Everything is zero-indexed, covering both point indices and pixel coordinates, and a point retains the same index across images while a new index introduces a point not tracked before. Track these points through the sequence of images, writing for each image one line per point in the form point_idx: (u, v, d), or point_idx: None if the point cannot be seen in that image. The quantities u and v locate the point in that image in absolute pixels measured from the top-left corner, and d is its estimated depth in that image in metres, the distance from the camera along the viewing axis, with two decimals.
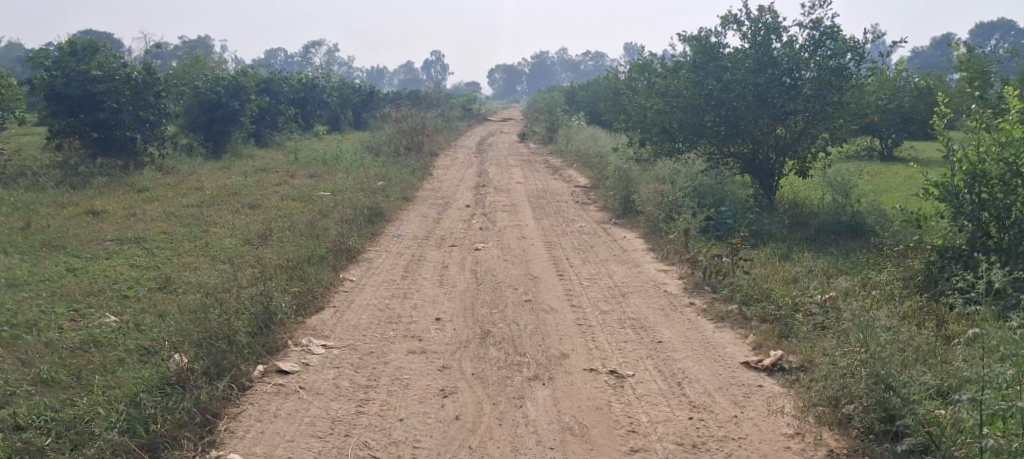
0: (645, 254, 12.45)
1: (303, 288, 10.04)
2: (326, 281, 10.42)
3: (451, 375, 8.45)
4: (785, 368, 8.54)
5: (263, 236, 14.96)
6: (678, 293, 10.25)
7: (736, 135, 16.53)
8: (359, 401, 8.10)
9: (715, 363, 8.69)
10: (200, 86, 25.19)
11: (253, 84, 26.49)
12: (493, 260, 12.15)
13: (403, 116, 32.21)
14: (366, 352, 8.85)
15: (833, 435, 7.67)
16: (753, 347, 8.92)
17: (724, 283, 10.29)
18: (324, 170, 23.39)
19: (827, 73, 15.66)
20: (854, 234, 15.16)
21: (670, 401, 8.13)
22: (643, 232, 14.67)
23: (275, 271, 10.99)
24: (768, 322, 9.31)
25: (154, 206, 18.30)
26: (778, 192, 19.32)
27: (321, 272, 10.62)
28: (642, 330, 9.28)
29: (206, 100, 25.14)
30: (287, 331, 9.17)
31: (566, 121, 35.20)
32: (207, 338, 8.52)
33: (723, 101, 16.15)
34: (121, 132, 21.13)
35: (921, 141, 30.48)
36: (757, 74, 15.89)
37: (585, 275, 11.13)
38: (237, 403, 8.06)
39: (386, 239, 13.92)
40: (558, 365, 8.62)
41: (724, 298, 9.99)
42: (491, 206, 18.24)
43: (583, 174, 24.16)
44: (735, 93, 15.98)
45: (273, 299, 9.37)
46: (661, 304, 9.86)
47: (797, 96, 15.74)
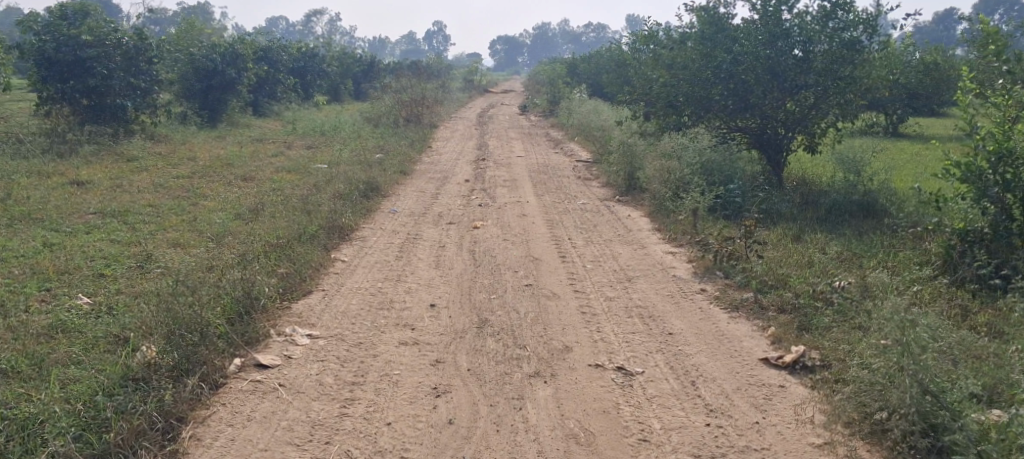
0: (651, 234, 11.87)
1: (290, 270, 9.46)
2: (314, 261, 9.85)
3: (445, 372, 7.91)
4: (808, 366, 7.99)
5: (254, 211, 14.36)
6: (688, 278, 9.68)
7: (745, 110, 15.90)
8: (344, 401, 7.55)
9: (731, 359, 8.14)
10: (195, 53, 24.49)
11: (250, 52, 25.85)
12: (491, 240, 11.57)
13: (402, 86, 31.53)
14: (353, 343, 8.30)
15: (866, 446, 7.11)
16: (771, 342, 8.36)
17: (737, 269, 9.70)
18: (320, 141, 22.75)
19: (840, 46, 14.98)
20: (868, 214, 14.55)
21: (685, 405, 7.57)
22: (649, 210, 14.07)
23: (262, 250, 10.42)
24: (786, 313, 8.74)
25: (142, 177, 17.69)
26: (787, 169, 18.72)
27: (309, 252, 10.06)
28: (651, 320, 8.72)
29: (201, 67, 24.46)
30: (269, 319, 8.62)
31: (568, 93, 34.50)
32: (179, 329, 7.84)
33: (732, 74, 15.52)
34: (113, 99, 20.49)
35: (930, 117, 29.83)
36: (768, 46, 15.24)
37: (588, 257, 10.55)
38: (207, 404, 7.49)
39: (381, 215, 13.35)
40: (561, 361, 8.07)
41: (736, 285, 9.43)
42: (491, 181, 17.63)
43: (586, 148, 23.57)
44: (745, 66, 15.42)
45: (254, 282, 8.79)
46: (670, 291, 9.29)
47: (809, 70, 15.11)
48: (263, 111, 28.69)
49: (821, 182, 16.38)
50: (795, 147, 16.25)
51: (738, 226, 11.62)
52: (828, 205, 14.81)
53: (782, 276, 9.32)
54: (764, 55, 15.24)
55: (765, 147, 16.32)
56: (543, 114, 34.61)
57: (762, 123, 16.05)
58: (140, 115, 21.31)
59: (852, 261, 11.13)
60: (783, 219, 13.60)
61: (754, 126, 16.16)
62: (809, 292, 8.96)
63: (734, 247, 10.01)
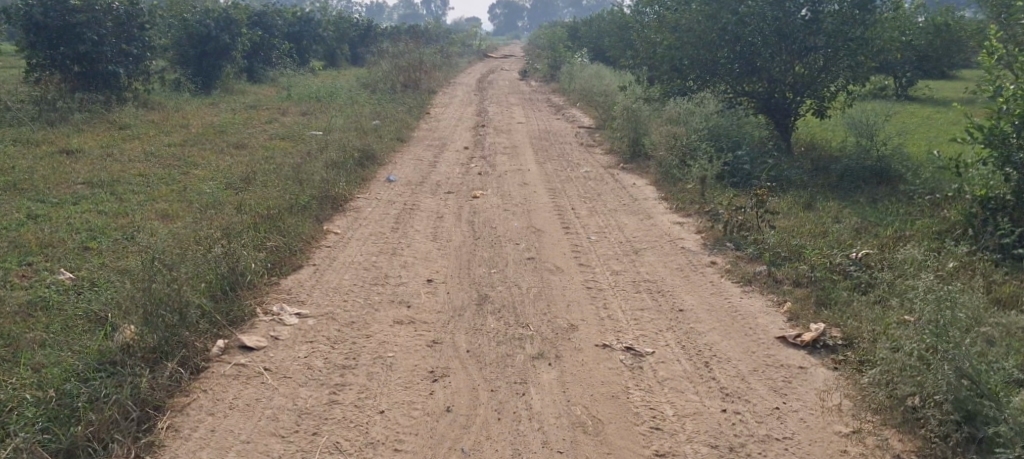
0: (657, 204, 11.47)
1: (281, 242, 9.06)
2: (305, 234, 9.44)
3: (442, 353, 7.55)
4: (828, 345, 7.67)
5: (247, 181, 13.96)
6: (697, 250, 9.28)
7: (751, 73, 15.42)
8: (334, 387, 7.20)
9: (746, 337, 7.80)
10: (188, 18, 23.90)
11: (244, 16, 25.22)
12: (492, 210, 11.18)
13: (399, 52, 30.98)
14: (345, 322, 7.93)
15: (897, 436, 6.82)
16: (788, 319, 8.01)
17: (749, 240, 9.28)
18: (316, 107, 22.28)
19: (851, 6, 14.48)
20: (880, 180, 14.15)
21: (700, 389, 7.25)
22: (654, 178, 13.65)
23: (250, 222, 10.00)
24: (802, 287, 8.38)
25: (133, 145, 17.25)
26: (794, 134, 18.30)
27: (301, 223, 9.66)
28: (660, 295, 8.35)
29: (194, 32, 23.88)
30: (255, 296, 8.24)
31: (569, 57, 33.91)
32: (159, 307, 7.42)
33: (740, 36, 15.07)
34: (104, 66, 19.98)
35: (936, 80, 29.29)
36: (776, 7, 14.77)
37: (593, 228, 10.15)
38: (186, 392, 7.17)
39: (378, 185, 12.93)
40: (565, 340, 7.71)
41: (748, 258, 9.04)
42: (491, 148, 17.19)
43: (588, 113, 23.10)
44: (753, 27, 14.93)
45: (241, 256, 8.38)
46: (678, 264, 8.90)
47: (818, 32, 14.60)
48: (259, 77, 28.17)
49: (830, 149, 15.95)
50: (804, 112, 15.79)
51: (747, 195, 11.22)
52: (838, 172, 14.41)
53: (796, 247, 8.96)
54: (773, 16, 14.80)
55: (773, 112, 15.86)
56: (543, 80, 34.06)
57: (769, 88, 15.54)
58: (132, 82, 20.83)
59: (866, 232, 10.74)
60: (793, 188, 13.19)
61: (762, 90, 15.71)
62: (825, 265, 8.58)
63: (745, 217, 9.60)
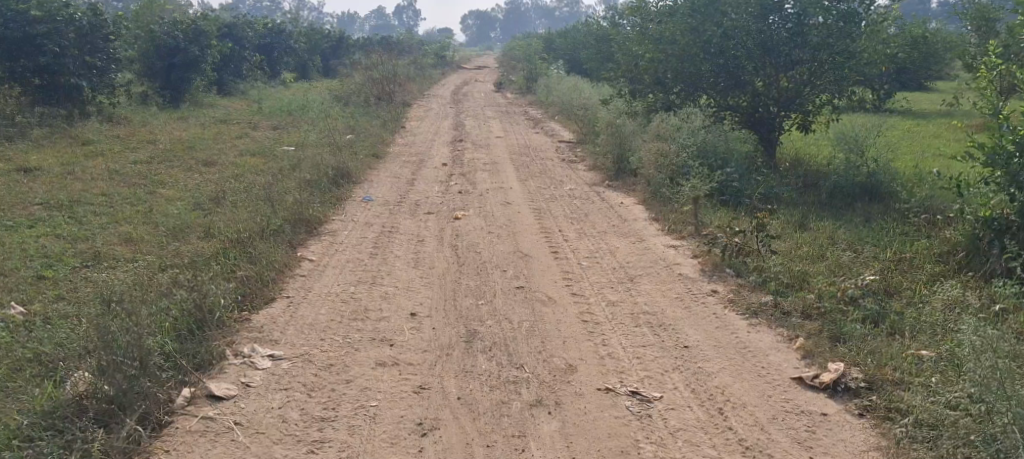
0: (647, 225, 10.98)
1: (252, 273, 8.50)
2: (277, 263, 8.87)
3: (430, 402, 7.00)
4: (849, 387, 7.20)
5: (216, 203, 13.36)
6: (695, 277, 8.80)
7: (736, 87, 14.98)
8: (313, 443, 6.63)
9: (759, 379, 7.33)
10: (155, 30, 23.20)
11: (213, 28, 24.55)
12: (474, 233, 10.65)
13: (373, 64, 30.41)
14: (324, 365, 7.37)
15: None
16: (802, 356, 7.56)
17: (750, 266, 8.80)
18: (288, 122, 21.65)
19: (837, 19, 13.98)
20: (870, 198, 13.73)
21: (716, 440, 6.74)
22: (641, 196, 13.17)
23: (215, 257, 9.43)
24: (811, 321, 7.95)
25: (97, 162, 16.56)
26: (779, 149, 17.89)
27: (272, 250, 9.09)
28: (663, 331, 7.87)
29: (161, 44, 23.18)
30: (223, 335, 7.66)
31: (544, 69, 33.47)
32: (116, 357, 6.78)
33: (725, 49, 14.62)
34: (66, 80, 19.28)
35: (914, 92, 29.08)
36: (760, 20, 14.31)
37: (583, 253, 9.65)
38: (146, 454, 6.58)
39: (354, 205, 12.36)
40: (565, 385, 7.20)
41: (750, 286, 8.57)
42: (470, 165, 16.65)
43: (567, 127, 22.63)
44: (738, 40, 14.46)
45: (210, 292, 7.85)
46: (677, 295, 8.42)
47: (803, 45, 14.16)
48: (229, 90, 27.51)
49: (817, 165, 15.56)
50: (788, 127, 15.41)
51: (741, 217, 10.74)
52: (826, 189, 13.97)
53: (804, 276, 8.53)
54: (758, 29, 14.32)
55: (756, 126, 15.45)
56: (519, 92, 33.58)
57: (753, 101, 15.09)
58: (97, 96, 20.15)
59: (864, 254, 10.31)
60: (784, 206, 12.75)
61: (746, 104, 15.28)
62: (835, 297, 8.13)
63: (744, 242, 9.13)
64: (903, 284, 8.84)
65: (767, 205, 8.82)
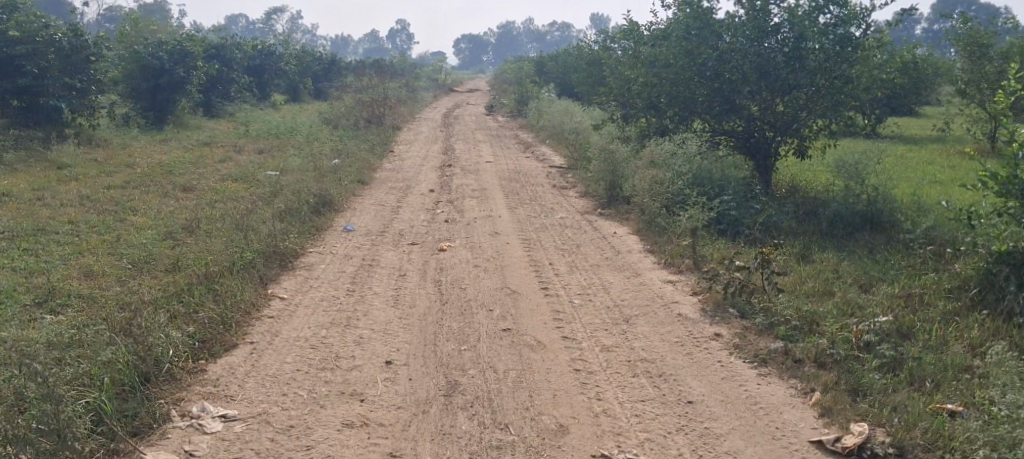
0: (642, 258, 10.33)
1: (212, 316, 7.98)
2: (240, 303, 8.28)
3: None
4: (874, 453, 6.56)
5: (190, 234, 12.73)
6: (697, 318, 8.15)
7: (731, 111, 14.32)
8: None
9: (772, 442, 6.68)
10: (140, 50, 22.45)
11: (201, 49, 23.59)
12: (459, 266, 10.01)
13: (363, 87, 29.87)
14: (284, 426, 6.77)
15: None
16: (820, 414, 6.93)
17: (756, 307, 8.15)
18: (273, 145, 21.00)
19: (833, 43, 13.49)
20: (872, 227, 13.02)
21: None
22: (636, 225, 12.53)
23: (176, 298, 8.82)
24: (826, 370, 7.32)
25: (70, 187, 15.89)
26: (775, 175, 17.27)
27: (237, 287, 8.50)
28: (664, 382, 7.24)
29: (147, 66, 22.35)
30: (172, 391, 7.14)
31: (536, 92, 32.90)
32: (37, 424, 6.39)
33: (720, 72, 14.05)
34: (46, 100, 18.57)
35: (908, 117, 28.65)
36: (756, 43, 13.82)
37: (575, 289, 9.00)
38: None
39: (333, 235, 11.71)
40: (556, 449, 6.56)
41: (757, 330, 7.92)
42: (458, 191, 16.01)
43: (558, 152, 22.05)
44: (734, 64, 13.94)
45: (159, 342, 7.33)
46: (677, 339, 7.78)
47: (800, 68, 13.60)
48: (215, 111, 26.89)
49: (816, 192, 14.85)
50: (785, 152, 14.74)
51: (742, 252, 10.08)
52: (826, 216, 13.30)
53: (815, 319, 7.89)
54: (754, 52, 13.81)
55: (752, 152, 14.71)
56: (510, 115, 33.04)
57: (748, 126, 14.45)
58: (78, 117, 19.42)
59: (873, 290, 9.62)
60: (784, 237, 12.10)
61: (741, 129, 14.58)
62: (849, 343, 7.52)
63: (748, 278, 8.47)
64: (921, 321, 8.21)
65: (774, 238, 8.17)
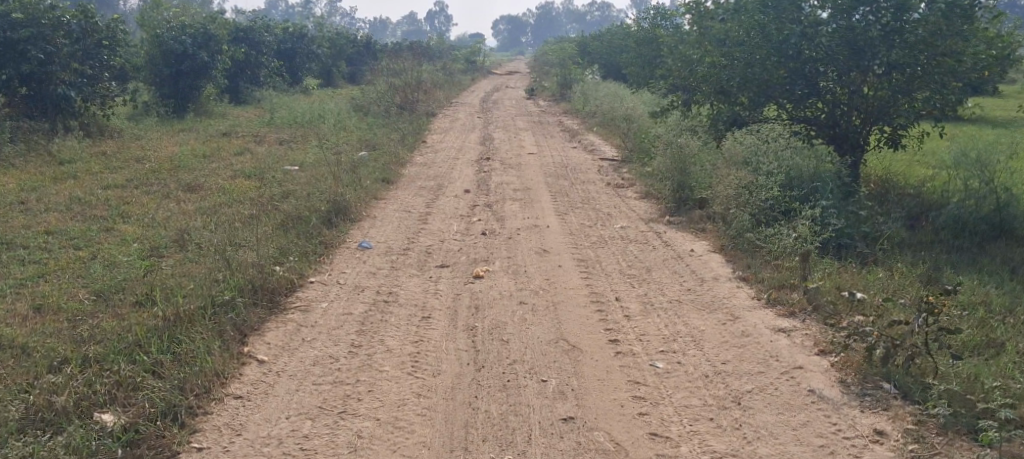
0: (734, 290, 8.05)
1: (146, 399, 6.27)
2: (199, 374, 6.51)
3: None
4: None
5: (182, 250, 10.52)
6: (838, 398, 6.38)
7: (813, 95, 11.86)
8: None
9: None
10: (161, 33, 19.78)
11: (225, 32, 21.06)
12: (499, 304, 7.75)
13: (398, 70, 27.70)
14: None
15: None
16: None
17: (926, 388, 6.33)
18: (298, 135, 18.80)
19: (940, 12, 10.85)
20: (1004, 236, 10.53)
21: None
22: (715, 239, 10.17)
23: (124, 355, 6.72)
24: None
25: (66, 187, 13.73)
26: (864, 167, 14.82)
27: (201, 348, 6.71)
28: None
29: (170, 50, 19.74)
30: None
31: (580, 75, 30.54)
32: None
33: (801, 51, 11.57)
34: (54, 88, 16.12)
35: (987, 98, 25.99)
36: (846, 15, 11.34)
37: (655, 342, 6.94)
38: None
39: (345, 254, 9.57)
40: None
41: (937, 426, 6.11)
42: (499, 192, 13.74)
43: (609, 141, 19.78)
44: (824, 40, 11.43)
45: None
46: (821, 443, 6.02)
47: (898, 44, 11.05)
48: (242, 97, 24.77)
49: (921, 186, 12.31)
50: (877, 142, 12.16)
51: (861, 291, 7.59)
52: (942, 219, 10.75)
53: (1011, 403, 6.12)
54: (843, 25, 11.34)
55: (838, 143, 12.21)
56: (552, 99, 30.73)
57: (833, 113, 11.99)
58: (89, 108, 16.88)
59: None
60: (902, 260, 9.67)
61: (825, 115, 12.11)
62: None
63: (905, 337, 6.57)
64: None
65: (948, 286, 6.32)
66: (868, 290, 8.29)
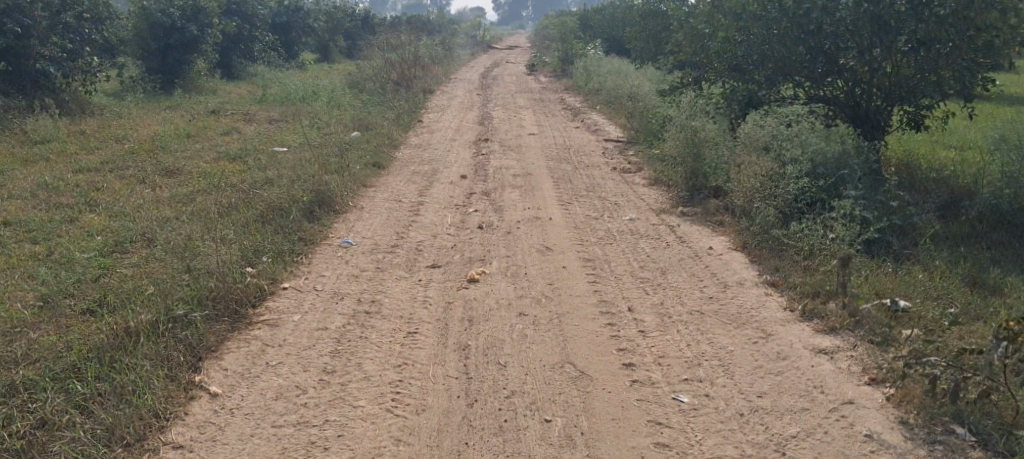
0: (761, 299, 7.18)
1: (66, 446, 5.64)
2: (134, 416, 5.85)
3: None
4: None
5: (151, 245, 9.48)
6: (901, 445, 5.68)
7: (832, 73, 10.88)
8: None
9: None
10: (149, 6, 18.39)
11: (216, 5, 19.83)
12: (496, 316, 6.90)
13: (396, 45, 26.56)
14: None
15: None
16: None
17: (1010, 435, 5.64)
18: (289, 113, 17.72)
19: None
20: None
21: None
22: (735, 235, 9.20)
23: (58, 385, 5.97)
24: None
25: (36, 169, 12.62)
26: (886, 148, 13.83)
27: (139, 382, 6.04)
28: None
29: (157, 24, 18.43)
30: None
31: (582, 49, 29.40)
32: None
33: (821, 26, 10.53)
34: (33, 63, 14.97)
35: None
36: None
37: (677, 369, 6.26)
38: None
39: (325, 253, 8.63)
40: None
41: None
42: (498, 178, 12.75)
43: (613, 120, 18.77)
44: (845, 15, 10.35)
45: None
46: None
47: (927, 18, 9.94)
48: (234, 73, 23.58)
49: (951, 167, 11.33)
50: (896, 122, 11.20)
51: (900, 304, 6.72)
52: (976, 208, 9.79)
53: None
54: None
55: (860, 124, 11.17)
56: (553, 75, 29.64)
57: (852, 90, 11.00)
58: (70, 84, 15.74)
59: None
60: (940, 257, 8.72)
61: (844, 93, 11.12)
62: None
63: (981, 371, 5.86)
64: None
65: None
66: (911, 296, 7.33)
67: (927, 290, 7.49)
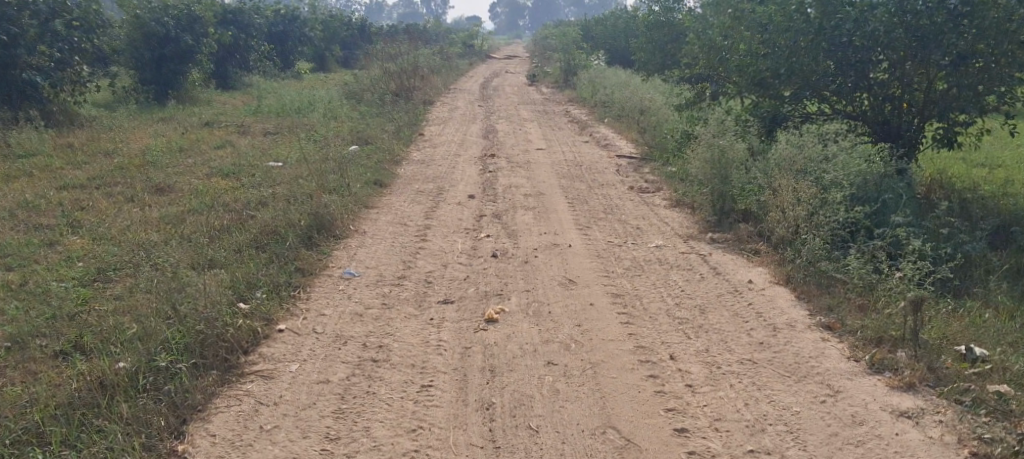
0: (819, 346, 6.48)
1: None
2: None
3: None
4: None
5: (137, 273, 8.63)
6: None
7: (860, 89, 9.95)
8: None
9: None
10: (140, 13, 17.50)
11: (211, 14, 18.99)
12: (523, 365, 6.23)
13: (395, 55, 25.70)
14: None
15: None
16: None
17: None
18: (285, 125, 16.88)
19: None
20: None
21: None
22: (775, 267, 8.40)
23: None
24: None
25: (20, 185, 11.77)
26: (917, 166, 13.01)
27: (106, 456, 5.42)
28: None
29: (151, 33, 17.57)
30: None
31: (585, 59, 28.53)
32: None
33: (852, 39, 9.58)
34: (19, 72, 14.07)
35: None
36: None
37: (737, 439, 5.69)
38: None
39: (323, 285, 7.78)
40: None
41: None
42: (508, 199, 11.92)
43: (622, 134, 17.94)
44: (876, 24, 9.38)
45: None
46: None
47: (966, 29, 9.08)
48: (230, 83, 22.70)
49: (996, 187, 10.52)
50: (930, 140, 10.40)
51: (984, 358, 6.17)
52: None
53: None
54: (899, 7, 9.32)
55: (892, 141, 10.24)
56: (556, 85, 28.77)
57: (879, 106, 10.05)
58: (58, 94, 14.86)
59: None
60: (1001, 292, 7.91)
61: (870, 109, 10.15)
62: None
63: None
64: None
65: None
66: (981, 339, 6.49)
67: (995, 331, 6.58)
